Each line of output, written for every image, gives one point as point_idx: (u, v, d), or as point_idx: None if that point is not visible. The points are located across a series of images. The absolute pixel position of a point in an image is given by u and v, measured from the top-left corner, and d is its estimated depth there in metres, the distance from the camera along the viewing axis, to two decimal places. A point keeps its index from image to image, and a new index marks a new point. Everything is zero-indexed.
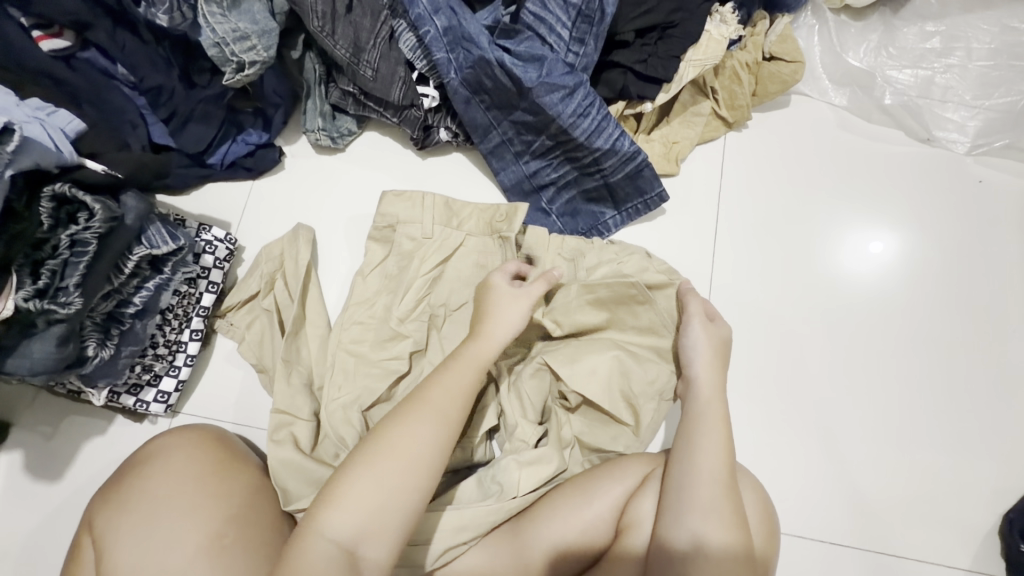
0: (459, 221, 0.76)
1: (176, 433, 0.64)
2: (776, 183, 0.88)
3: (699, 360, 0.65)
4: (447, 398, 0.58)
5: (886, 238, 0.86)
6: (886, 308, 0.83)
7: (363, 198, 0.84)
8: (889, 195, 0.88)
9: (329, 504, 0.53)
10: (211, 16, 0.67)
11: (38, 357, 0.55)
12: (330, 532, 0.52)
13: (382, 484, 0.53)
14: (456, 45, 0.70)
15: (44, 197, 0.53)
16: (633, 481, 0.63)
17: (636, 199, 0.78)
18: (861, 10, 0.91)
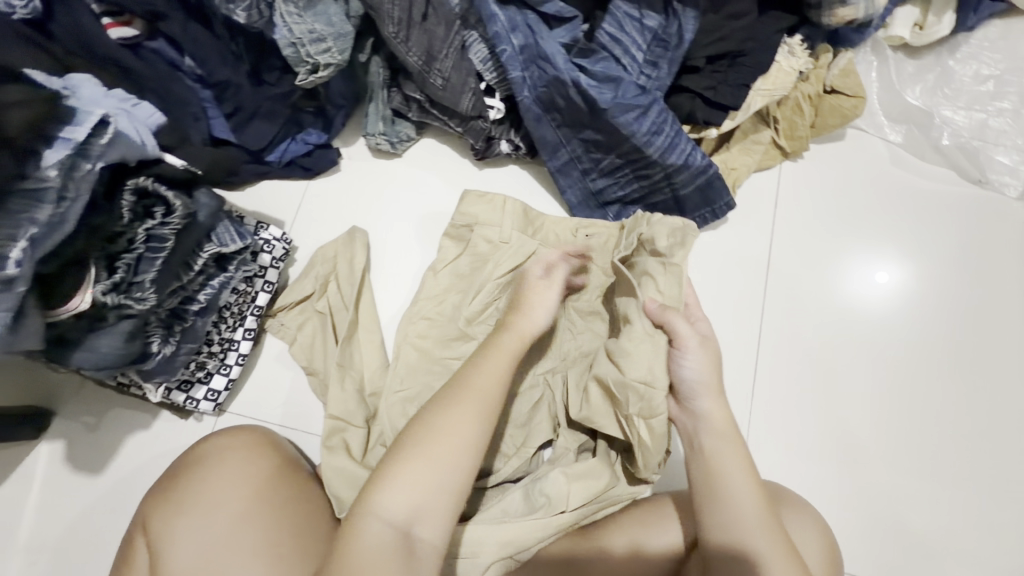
0: (535, 229, 0.76)
1: (229, 434, 0.62)
2: (810, 212, 0.88)
3: (701, 373, 0.59)
4: (490, 373, 0.55)
5: (894, 268, 0.86)
6: (919, 342, 0.83)
7: (434, 196, 0.84)
8: (901, 224, 0.88)
9: (377, 488, 0.50)
10: (288, 16, 0.67)
11: (106, 351, 0.53)
12: (385, 515, 0.49)
13: (429, 463, 0.50)
14: (531, 63, 0.71)
15: (127, 191, 0.52)
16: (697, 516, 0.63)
17: (703, 209, 0.80)
18: (918, 49, 0.92)
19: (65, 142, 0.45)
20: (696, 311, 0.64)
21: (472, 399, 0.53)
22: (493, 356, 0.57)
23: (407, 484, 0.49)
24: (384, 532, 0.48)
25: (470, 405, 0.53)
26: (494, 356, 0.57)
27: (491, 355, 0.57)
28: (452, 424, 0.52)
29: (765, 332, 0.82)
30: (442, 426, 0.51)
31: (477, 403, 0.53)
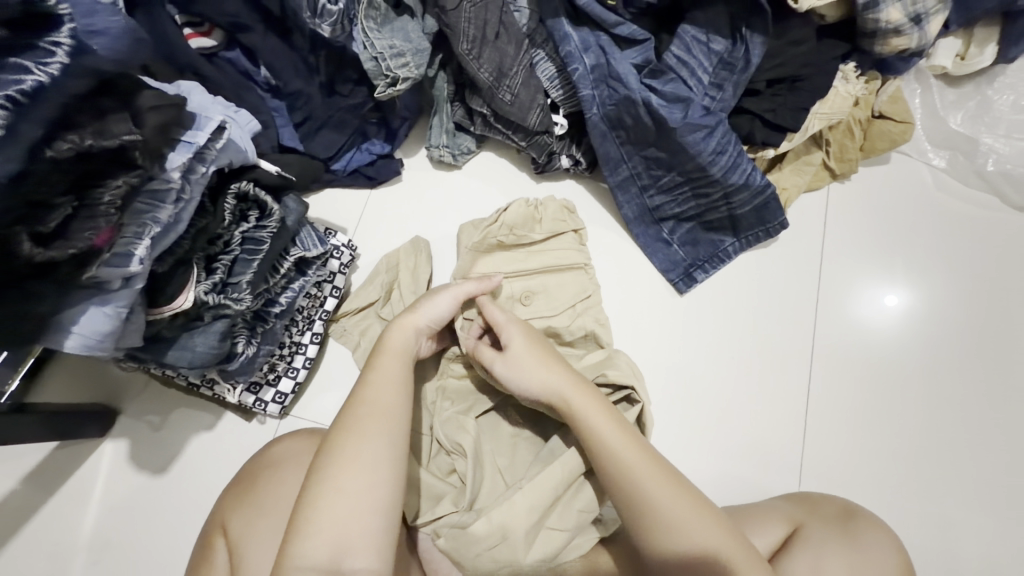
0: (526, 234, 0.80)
1: (301, 437, 0.62)
2: (845, 236, 0.89)
3: (512, 366, 0.63)
4: (384, 393, 0.57)
5: (906, 292, 0.87)
6: (967, 368, 0.83)
7: (470, 209, 0.86)
8: (938, 249, 0.89)
9: (295, 536, 0.49)
10: (370, 32, 0.70)
11: (199, 351, 0.55)
12: (307, 561, 0.49)
13: (336, 492, 0.51)
14: (601, 82, 0.74)
15: (230, 194, 0.54)
16: (778, 537, 0.61)
17: (757, 228, 0.82)
18: (959, 78, 0.94)
19: (188, 145, 0.46)
20: (491, 310, 0.66)
21: (373, 419, 0.55)
22: (385, 374, 0.59)
23: (320, 532, 0.49)
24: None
25: (373, 427, 0.54)
26: (387, 373, 0.59)
27: (382, 373, 0.59)
28: (349, 461, 0.52)
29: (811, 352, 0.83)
30: (335, 471, 0.51)
31: (374, 435, 0.54)
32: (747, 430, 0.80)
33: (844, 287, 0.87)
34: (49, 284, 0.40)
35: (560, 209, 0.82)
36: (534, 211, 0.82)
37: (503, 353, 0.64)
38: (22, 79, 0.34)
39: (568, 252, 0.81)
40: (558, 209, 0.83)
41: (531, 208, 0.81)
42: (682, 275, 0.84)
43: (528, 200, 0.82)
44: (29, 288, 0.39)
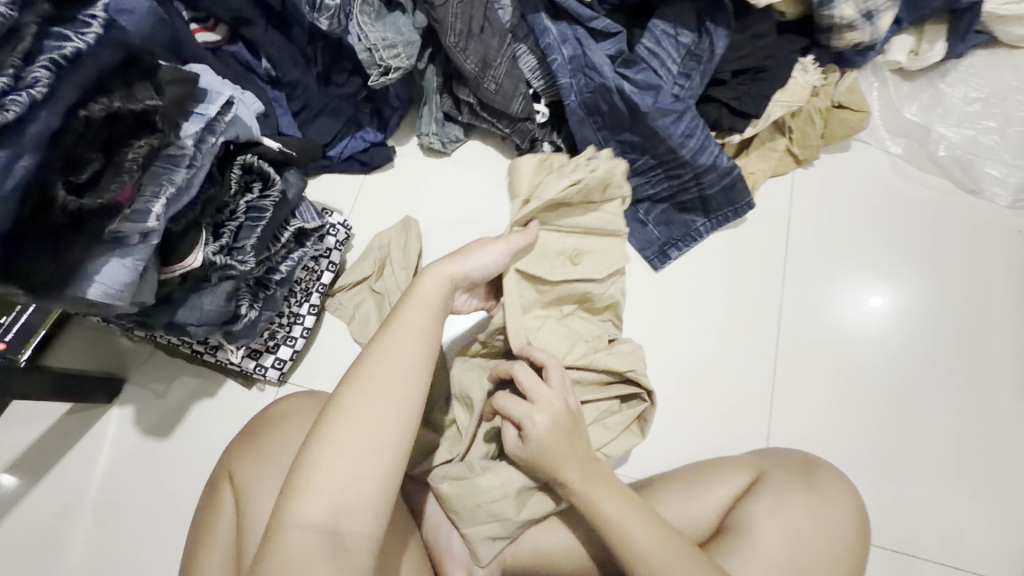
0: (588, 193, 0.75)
1: (300, 397, 0.67)
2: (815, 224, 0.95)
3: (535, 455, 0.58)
4: (405, 353, 0.53)
5: (891, 293, 0.91)
6: (924, 338, 0.89)
7: (458, 193, 0.91)
8: (898, 231, 0.96)
9: (294, 494, 0.47)
10: (364, 25, 0.76)
11: (206, 309, 0.60)
12: (305, 520, 0.46)
13: (341, 454, 0.48)
14: (578, 72, 0.80)
15: (236, 166, 0.59)
16: (743, 482, 0.66)
17: (726, 208, 0.88)
18: (912, 72, 1.02)
19: (200, 116, 0.52)
20: (522, 409, 0.59)
21: (388, 381, 0.51)
22: (406, 333, 0.55)
23: (319, 490, 0.47)
24: (309, 538, 0.46)
25: (386, 389, 0.51)
26: (407, 333, 0.55)
27: (402, 332, 0.55)
28: (359, 422, 0.49)
29: (785, 332, 0.89)
30: (340, 432, 0.49)
31: (386, 400, 0.51)
32: (719, 395, 0.86)
33: (829, 286, 0.92)
34: (77, 236, 0.44)
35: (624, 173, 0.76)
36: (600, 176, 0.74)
37: (525, 442, 0.58)
38: (64, 45, 0.40)
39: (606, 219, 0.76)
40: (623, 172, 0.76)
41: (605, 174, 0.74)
42: (657, 253, 0.91)
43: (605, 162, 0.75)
44: (63, 238, 0.44)
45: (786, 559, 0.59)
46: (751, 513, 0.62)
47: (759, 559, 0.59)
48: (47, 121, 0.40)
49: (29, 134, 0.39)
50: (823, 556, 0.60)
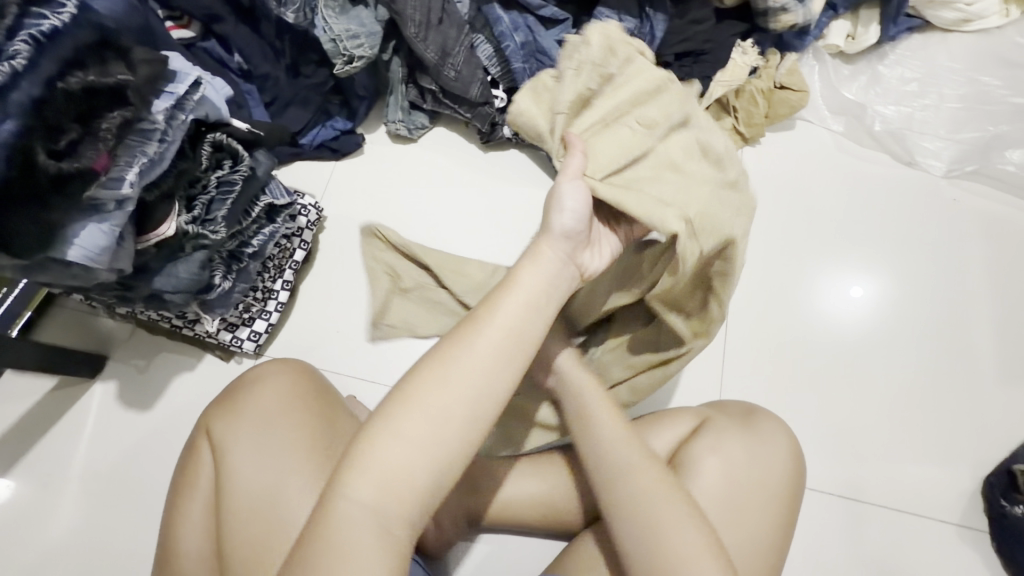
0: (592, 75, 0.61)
1: (277, 362, 0.71)
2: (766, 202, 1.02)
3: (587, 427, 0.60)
4: (504, 327, 0.47)
5: (872, 286, 0.97)
6: (877, 310, 0.95)
7: (425, 175, 0.97)
8: (845, 204, 1.02)
9: (349, 467, 0.44)
10: (328, 18, 0.82)
11: (182, 277, 0.64)
12: (356, 496, 0.43)
13: (415, 434, 0.44)
14: (530, 57, 0.87)
15: (206, 142, 0.64)
16: (689, 427, 0.71)
17: None
18: (853, 55, 1.08)
19: (169, 95, 0.56)
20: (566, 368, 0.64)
21: (478, 357, 0.46)
22: (505, 305, 0.48)
23: (370, 469, 0.43)
24: (357, 518, 0.43)
25: (476, 367, 0.45)
26: (506, 306, 0.48)
27: (503, 302, 0.48)
28: (436, 398, 0.44)
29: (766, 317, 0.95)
30: (412, 410, 0.44)
31: (472, 379, 0.45)
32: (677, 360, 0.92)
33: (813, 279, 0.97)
34: (59, 198, 0.49)
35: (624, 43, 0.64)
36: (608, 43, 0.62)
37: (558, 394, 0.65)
38: (41, 23, 0.46)
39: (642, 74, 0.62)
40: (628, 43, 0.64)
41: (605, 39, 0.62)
42: None
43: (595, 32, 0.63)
44: (47, 201, 0.49)
45: (722, 490, 0.64)
46: (694, 453, 0.67)
47: (697, 492, 0.64)
48: (29, 90, 0.45)
49: (11, 101, 0.45)
50: (761, 493, 0.65)
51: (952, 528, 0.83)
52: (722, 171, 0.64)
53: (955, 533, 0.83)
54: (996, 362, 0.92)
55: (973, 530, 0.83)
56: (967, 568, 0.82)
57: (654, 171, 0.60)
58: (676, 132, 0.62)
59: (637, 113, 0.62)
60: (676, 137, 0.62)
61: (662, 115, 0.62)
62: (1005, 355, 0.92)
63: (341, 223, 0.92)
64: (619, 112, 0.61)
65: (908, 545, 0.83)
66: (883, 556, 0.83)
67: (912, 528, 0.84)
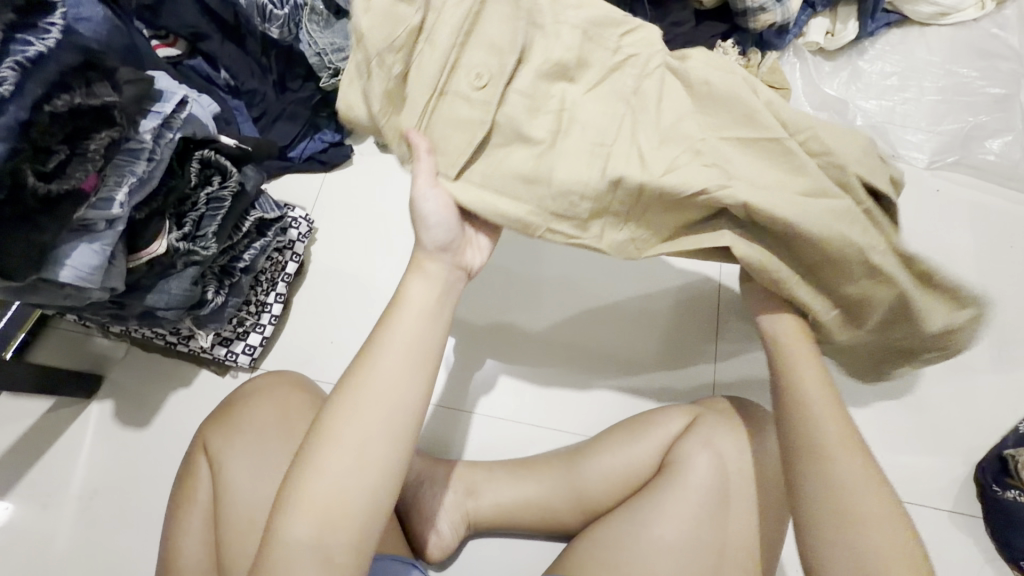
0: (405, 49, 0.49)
1: (268, 375, 0.71)
2: None
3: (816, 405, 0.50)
4: (403, 347, 0.47)
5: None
6: None
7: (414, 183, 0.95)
8: None
9: (285, 509, 0.44)
10: (313, 32, 0.83)
11: (174, 293, 0.65)
12: (295, 535, 0.43)
13: (336, 466, 0.44)
14: None
15: (194, 159, 0.65)
16: (679, 424, 0.71)
17: None
18: (832, 52, 1.10)
19: (156, 114, 0.58)
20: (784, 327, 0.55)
21: (384, 379, 0.46)
22: (402, 325, 0.48)
23: (303, 505, 0.43)
24: (300, 554, 0.43)
25: (383, 390, 0.46)
26: (403, 325, 0.48)
27: (400, 324, 0.48)
28: (349, 428, 0.45)
29: None
30: (332, 441, 0.45)
31: (381, 403, 0.46)
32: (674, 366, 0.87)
33: None
34: (49, 219, 0.49)
35: None
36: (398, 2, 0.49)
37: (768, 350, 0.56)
38: (26, 50, 0.46)
39: (457, 6, 0.48)
40: None
41: (387, 4, 0.49)
42: None
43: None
44: (36, 222, 0.48)
45: (714, 486, 0.65)
46: (685, 448, 0.67)
47: (690, 491, 0.65)
48: (15, 114, 0.46)
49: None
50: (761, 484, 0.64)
51: (947, 515, 0.84)
52: (582, 83, 0.52)
53: (949, 520, 0.84)
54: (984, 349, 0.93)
55: (967, 516, 0.84)
56: (963, 554, 0.82)
57: (501, 150, 0.51)
58: (518, 70, 0.50)
59: (461, 65, 0.49)
60: (518, 79, 0.50)
61: (491, 54, 0.50)
62: (993, 341, 0.94)
63: (331, 233, 0.92)
64: (444, 76, 0.49)
65: None
66: None
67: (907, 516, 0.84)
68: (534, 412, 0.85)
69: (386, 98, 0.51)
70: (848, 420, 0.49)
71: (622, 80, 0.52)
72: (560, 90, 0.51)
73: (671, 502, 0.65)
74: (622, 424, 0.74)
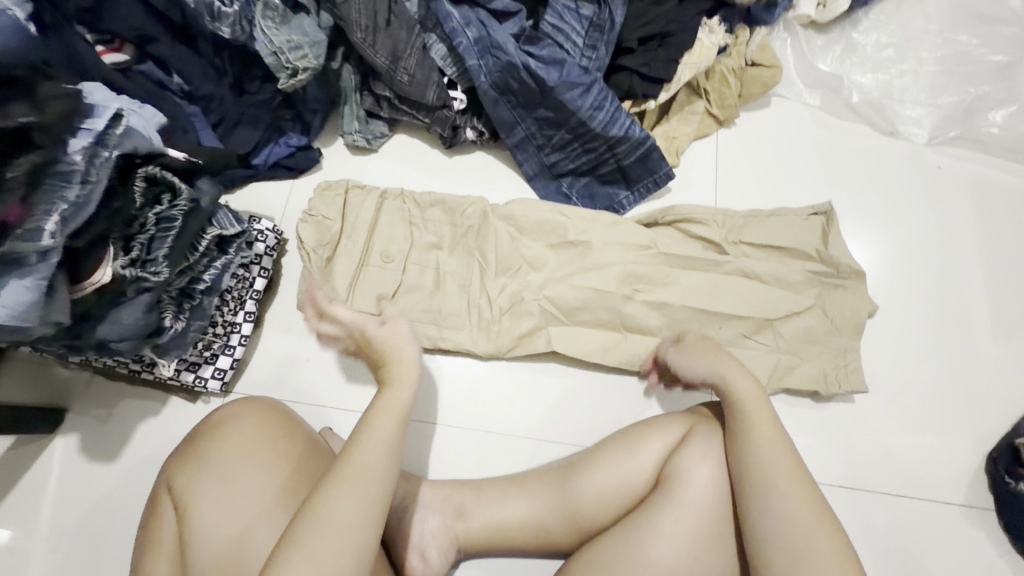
0: (329, 239, 0.81)
1: (239, 403, 0.66)
2: (753, 189, 0.97)
3: (768, 451, 0.58)
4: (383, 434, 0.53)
5: (877, 251, 0.95)
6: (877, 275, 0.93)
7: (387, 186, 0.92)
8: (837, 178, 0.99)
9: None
10: (268, 30, 0.77)
11: (126, 323, 0.60)
12: None
13: (328, 542, 0.47)
14: (486, 53, 0.81)
15: (138, 178, 0.59)
16: (675, 436, 0.67)
17: (646, 179, 0.88)
18: (825, 25, 1.04)
19: (87, 131, 0.53)
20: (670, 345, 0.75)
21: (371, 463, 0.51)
22: (387, 413, 0.55)
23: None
24: None
25: (369, 472, 0.51)
26: (387, 414, 0.55)
27: (386, 411, 0.55)
28: (339, 502, 0.49)
29: None
30: (323, 520, 0.48)
31: (368, 483, 0.50)
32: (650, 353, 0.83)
33: None
34: None
35: (353, 190, 0.84)
36: (323, 220, 0.82)
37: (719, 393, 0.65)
38: None
39: (368, 208, 0.83)
40: (353, 192, 0.84)
41: (318, 222, 0.81)
42: (609, 205, 0.90)
43: (312, 213, 0.82)
44: None
45: (713, 499, 0.62)
46: (683, 462, 0.63)
47: (691, 509, 0.61)
48: None
49: None
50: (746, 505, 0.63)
51: (958, 510, 0.81)
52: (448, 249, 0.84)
53: (960, 515, 0.81)
54: (991, 332, 0.90)
55: (980, 509, 0.81)
56: (976, 550, 0.79)
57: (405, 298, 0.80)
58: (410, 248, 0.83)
59: (373, 247, 0.82)
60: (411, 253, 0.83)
61: (393, 242, 0.83)
62: (999, 323, 0.90)
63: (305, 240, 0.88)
64: (365, 255, 0.81)
65: (915, 531, 0.80)
66: (891, 545, 0.80)
67: (918, 514, 0.81)
68: (524, 423, 0.81)
69: (320, 274, 0.80)
70: (798, 467, 0.58)
71: (469, 244, 0.84)
72: (436, 256, 0.83)
73: (668, 522, 0.61)
74: (616, 436, 0.70)
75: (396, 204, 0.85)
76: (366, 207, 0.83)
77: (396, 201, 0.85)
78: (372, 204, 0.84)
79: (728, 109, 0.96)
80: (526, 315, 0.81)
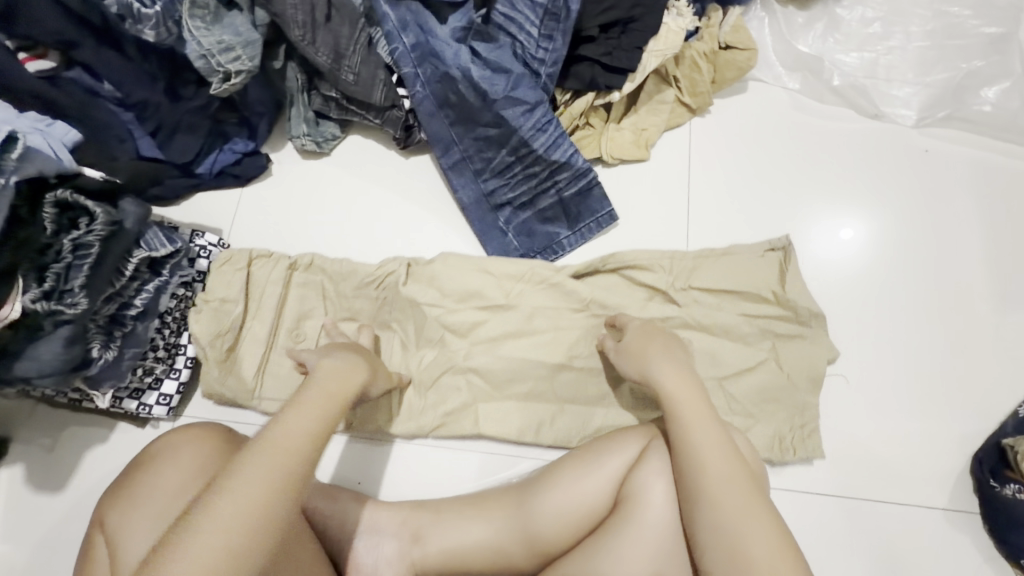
0: (230, 322, 0.75)
1: (180, 430, 0.64)
2: (733, 177, 0.92)
3: (707, 432, 0.56)
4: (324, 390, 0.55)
5: (863, 226, 0.90)
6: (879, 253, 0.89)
7: (340, 192, 0.89)
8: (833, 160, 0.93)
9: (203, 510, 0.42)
10: (196, 30, 0.70)
11: (46, 359, 0.57)
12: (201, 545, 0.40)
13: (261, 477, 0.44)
14: (424, 60, 0.77)
15: (47, 204, 0.55)
16: (633, 454, 0.63)
17: (588, 219, 0.85)
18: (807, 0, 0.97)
19: None
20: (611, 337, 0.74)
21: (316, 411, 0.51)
22: (334, 378, 0.57)
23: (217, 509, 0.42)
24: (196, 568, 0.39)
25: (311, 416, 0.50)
26: (334, 378, 0.57)
27: (331, 377, 0.57)
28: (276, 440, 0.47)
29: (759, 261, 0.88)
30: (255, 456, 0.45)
31: (306, 425, 0.49)
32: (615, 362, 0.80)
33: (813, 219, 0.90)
34: None
35: (257, 260, 0.78)
36: (223, 301, 0.75)
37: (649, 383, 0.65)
38: None
39: (274, 282, 0.77)
40: (257, 264, 0.78)
41: (217, 303, 0.75)
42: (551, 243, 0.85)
43: (208, 295, 0.75)
44: None
45: (676, 521, 0.59)
46: (642, 480, 0.60)
47: (649, 530, 0.58)
48: None
49: None
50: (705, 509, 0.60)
51: (941, 514, 0.78)
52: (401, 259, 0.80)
53: (944, 519, 0.78)
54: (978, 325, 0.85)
55: (963, 513, 0.78)
56: (961, 555, 0.76)
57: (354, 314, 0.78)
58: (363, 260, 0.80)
59: (283, 318, 0.77)
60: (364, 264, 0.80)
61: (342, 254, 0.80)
62: (987, 316, 0.86)
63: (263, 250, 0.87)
64: (272, 334, 0.76)
65: (898, 538, 0.77)
66: (875, 554, 0.77)
67: (900, 520, 0.78)
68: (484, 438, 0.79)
69: (221, 368, 0.74)
70: (741, 464, 0.55)
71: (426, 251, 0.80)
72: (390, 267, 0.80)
73: (627, 545, 0.58)
74: (578, 449, 0.68)
75: (306, 275, 0.79)
76: (274, 277, 0.77)
77: (301, 270, 0.79)
78: (277, 277, 0.77)
79: (699, 96, 0.90)
80: (485, 325, 0.78)
